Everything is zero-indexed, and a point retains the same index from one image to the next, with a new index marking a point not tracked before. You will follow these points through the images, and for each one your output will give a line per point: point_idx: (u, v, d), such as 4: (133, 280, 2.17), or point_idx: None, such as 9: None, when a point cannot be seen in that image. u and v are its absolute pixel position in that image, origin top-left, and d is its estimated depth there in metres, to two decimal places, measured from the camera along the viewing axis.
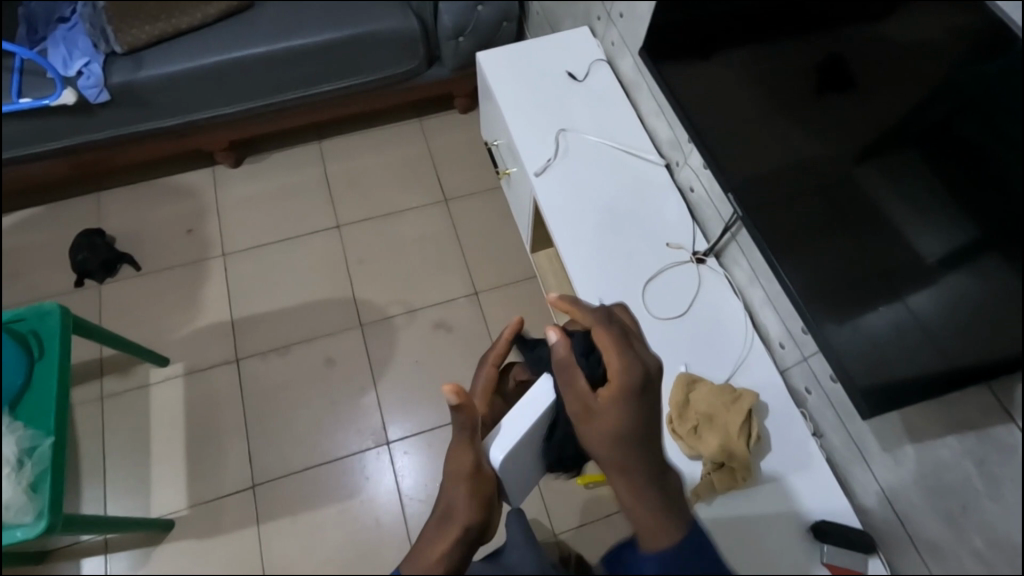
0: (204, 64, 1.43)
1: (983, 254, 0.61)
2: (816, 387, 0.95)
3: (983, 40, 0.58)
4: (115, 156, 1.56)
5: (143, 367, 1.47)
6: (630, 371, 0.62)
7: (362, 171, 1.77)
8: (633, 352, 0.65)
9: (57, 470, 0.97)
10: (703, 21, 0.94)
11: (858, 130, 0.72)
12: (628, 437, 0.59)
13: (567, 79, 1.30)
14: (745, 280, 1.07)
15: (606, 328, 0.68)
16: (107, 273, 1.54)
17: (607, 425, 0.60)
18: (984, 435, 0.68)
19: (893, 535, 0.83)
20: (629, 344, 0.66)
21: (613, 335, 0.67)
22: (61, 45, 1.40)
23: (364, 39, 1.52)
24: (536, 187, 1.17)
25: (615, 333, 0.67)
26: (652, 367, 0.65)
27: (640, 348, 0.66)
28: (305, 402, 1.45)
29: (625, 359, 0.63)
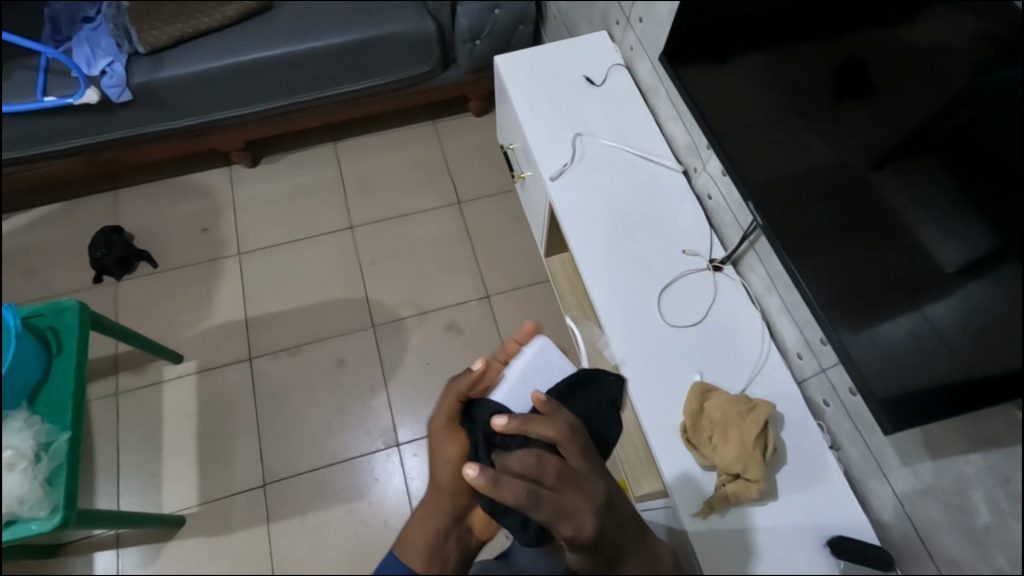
0: (223, 64, 1.45)
1: (1002, 264, 0.60)
2: (834, 399, 0.93)
3: (1008, 48, 0.57)
4: (132, 155, 1.58)
5: (157, 365, 1.48)
6: (575, 530, 0.59)
7: (376, 172, 1.78)
8: (570, 510, 0.60)
9: (73, 465, 0.98)
10: (722, 25, 0.93)
11: (878, 137, 0.70)
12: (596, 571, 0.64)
13: (584, 84, 1.29)
14: (762, 288, 1.06)
15: (532, 489, 0.59)
16: (123, 270, 1.57)
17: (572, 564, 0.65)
18: (1006, 451, 0.66)
19: (912, 551, 0.81)
20: (570, 488, 0.61)
21: (542, 508, 0.59)
22: (84, 45, 1.41)
23: (381, 41, 1.52)
24: (552, 190, 1.17)
25: (544, 495, 0.59)
26: (597, 495, 0.62)
27: (570, 496, 0.60)
28: (314, 403, 1.45)
29: (569, 525, 0.59)
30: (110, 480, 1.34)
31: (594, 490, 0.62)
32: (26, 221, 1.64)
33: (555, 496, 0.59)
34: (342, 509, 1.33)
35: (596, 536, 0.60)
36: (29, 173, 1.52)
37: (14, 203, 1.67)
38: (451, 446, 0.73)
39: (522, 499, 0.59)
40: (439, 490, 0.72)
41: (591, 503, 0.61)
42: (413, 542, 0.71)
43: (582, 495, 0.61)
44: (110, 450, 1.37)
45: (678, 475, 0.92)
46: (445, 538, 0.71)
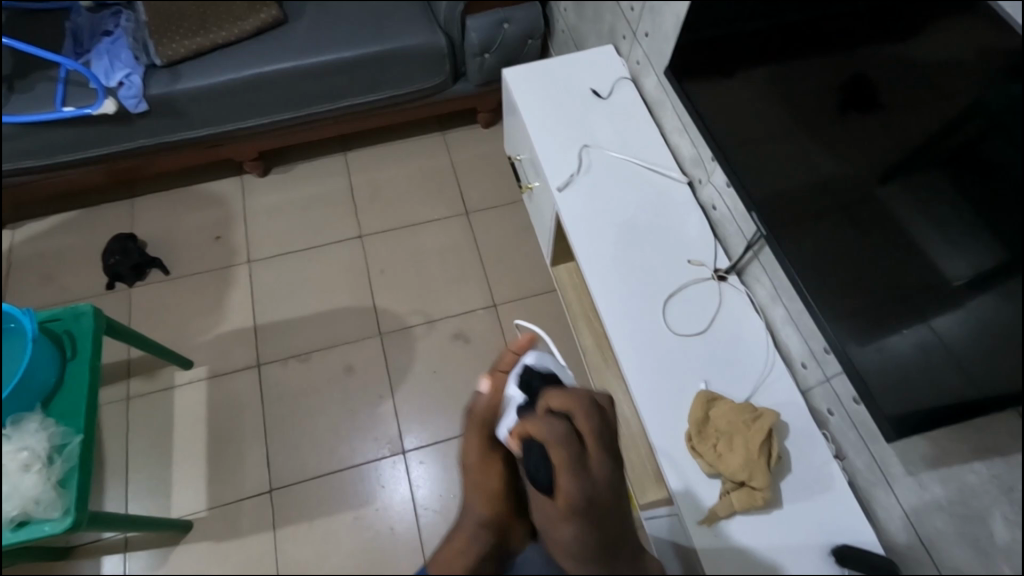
0: (238, 77, 1.48)
1: (1006, 275, 0.60)
2: (838, 409, 0.93)
3: (1014, 64, 0.58)
4: (148, 165, 1.62)
5: (167, 370, 1.50)
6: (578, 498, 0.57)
7: (386, 183, 1.81)
8: (591, 462, 0.59)
9: (85, 467, 0.99)
10: (729, 40, 0.95)
11: (883, 150, 0.72)
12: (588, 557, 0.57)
13: (590, 96, 1.32)
14: (766, 298, 1.07)
15: (563, 432, 0.60)
16: (137, 277, 1.60)
17: (562, 542, 0.58)
18: (1009, 460, 0.66)
19: (918, 562, 0.81)
20: (600, 445, 0.61)
21: (567, 447, 0.59)
22: (104, 57, 1.43)
23: (393, 55, 1.56)
24: (559, 200, 1.19)
25: (572, 438, 0.60)
26: (616, 475, 0.61)
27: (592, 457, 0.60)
28: (322, 410, 1.46)
29: (577, 478, 0.58)
30: (119, 483, 1.36)
31: (615, 463, 0.61)
32: (43, 228, 1.68)
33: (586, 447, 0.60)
34: (348, 516, 1.33)
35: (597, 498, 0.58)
36: (48, 182, 1.55)
37: (31, 210, 1.70)
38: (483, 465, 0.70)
39: (550, 437, 0.60)
40: (477, 524, 0.64)
41: (609, 471, 0.60)
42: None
43: (600, 460, 0.60)
44: (120, 453, 1.39)
45: (682, 483, 0.92)
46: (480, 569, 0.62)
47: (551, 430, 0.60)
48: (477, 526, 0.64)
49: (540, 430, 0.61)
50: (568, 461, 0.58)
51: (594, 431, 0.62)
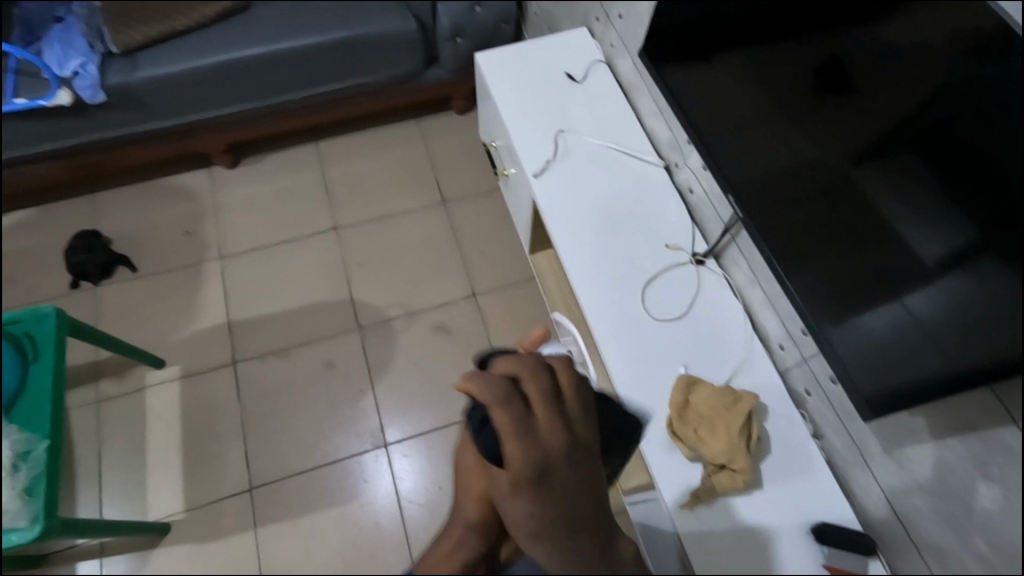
0: (201, 65, 1.43)
1: (979, 254, 0.61)
2: (816, 390, 0.94)
3: (980, 46, 0.58)
4: (110, 159, 1.55)
5: (139, 371, 1.46)
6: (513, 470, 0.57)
7: (361, 173, 1.77)
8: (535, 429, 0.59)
9: (53, 474, 0.97)
10: (702, 22, 0.94)
11: (857, 131, 0.72)
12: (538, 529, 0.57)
13: (565, 80, 1.30)
14: (745, 282, 1.07)
15: (505, 390, 0.60)
16: (103, 275, 1.54)
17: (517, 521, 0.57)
18: (983, 437, 0.68)
19: (895, 537, 0.82)
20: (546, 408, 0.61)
21: (510, 413, 0.59)
22: (56, 45, 1.38)
23: (363, 40, 1.51)
24: (536, 187, 1.17)
25: (516, 402, 0.59)
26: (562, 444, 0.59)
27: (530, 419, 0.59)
28: (302, 406, 1.44)
29: (523, 442, 0.58)
30: (93, 488, 1.32)
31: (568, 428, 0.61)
32: None
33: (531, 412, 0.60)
34: (331, 512, 1.31)
35: (544, 466, 0.58)
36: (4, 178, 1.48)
37: None
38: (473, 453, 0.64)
39: (490, 398, 0.59)
40: (466, 527, 0.62)
41: (560, 436, 0.60)
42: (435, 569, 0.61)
43: (548, 424, 0.60)
44: (93, 458, 1.35)
45: (664, 468, 0.93)
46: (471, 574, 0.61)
47: (494, 393, 0.59)
48: (467, 527, 0.62)
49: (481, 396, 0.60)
50: (510, 422, 0.59)
51: (541, 395, 0.61)
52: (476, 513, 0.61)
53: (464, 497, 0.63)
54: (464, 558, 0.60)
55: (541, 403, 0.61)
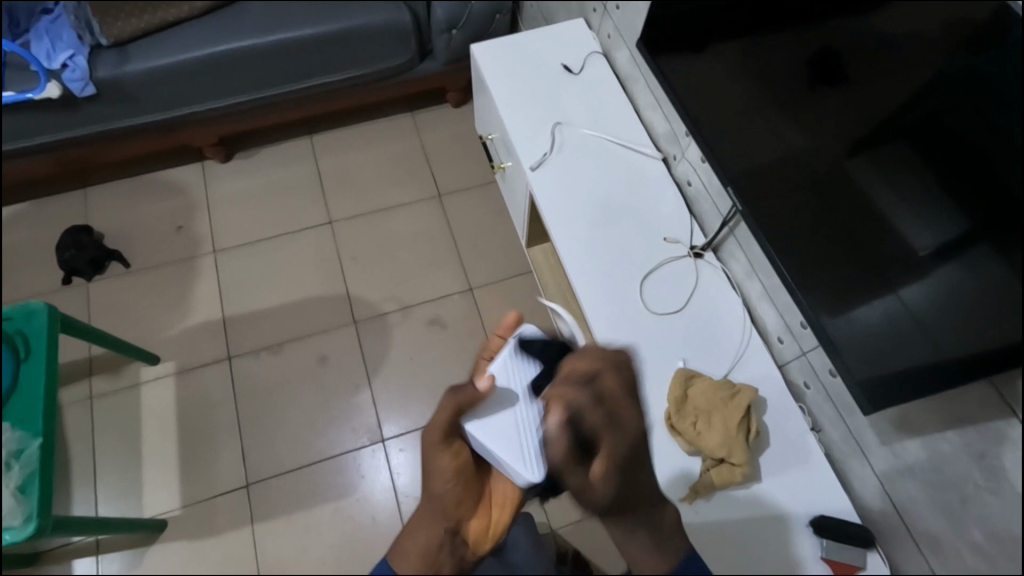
0: (191, 58, 1.41)
1: (976, 245, 0.61)
2: (814, 382, 0.94)
3: (974, 38, 0.58)
4: (102, 152, 1.54)
5: (133, 367, 1.44)
6: (604, 463, 0.64)
7: (355, 166, 1.75)
8: (621, 423, 0.66)
9: (46, 472, 0.96)
10: (698, 12, 0.93)
11: (853, 123, 0.71)
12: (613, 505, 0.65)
13: (561, 72, 1.28)
14: (743, 275, 1.07)
15: (590, 394, 0.67)
16: (95, 270, 1.52)
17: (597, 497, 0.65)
18: (981, 428, 0.68)
19: (892, 528, 0.83)
20: (627, 402, 0.67)
21: (597, 411, 0.66)
22: (45, 37, 1.36)
23: (356, 32, 1.49)
24: (532, 180, 1.16)
25: (600, 402, 0.66)
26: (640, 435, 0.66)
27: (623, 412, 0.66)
28: (298, 402, 1.43)
29: (616, 435, 0.65)
30: (88, 485, 1.31)
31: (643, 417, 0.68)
32: None
33: (616, 404, 0.66)
34: (328, 508, 1.31)
35: (631, 452, 0.65)
36: None
37: None
38: (446, 457, 0.73)
39: (579, 399, 0.67)
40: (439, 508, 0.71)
41: (639, 423, 0.67)
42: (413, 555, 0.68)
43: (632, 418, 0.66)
44: (87, 455, 1.34)
45: (662, 462, 0.92)
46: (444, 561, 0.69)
47: (580, 394, 0.67)
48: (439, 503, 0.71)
49: (577, 399, 0.67)
50: (598, 416, 0.66)
51: (624, 391, 0.67)
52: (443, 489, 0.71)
53: (436, 480, 0.72)
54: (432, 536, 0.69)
55: (626, 399, 0.68)
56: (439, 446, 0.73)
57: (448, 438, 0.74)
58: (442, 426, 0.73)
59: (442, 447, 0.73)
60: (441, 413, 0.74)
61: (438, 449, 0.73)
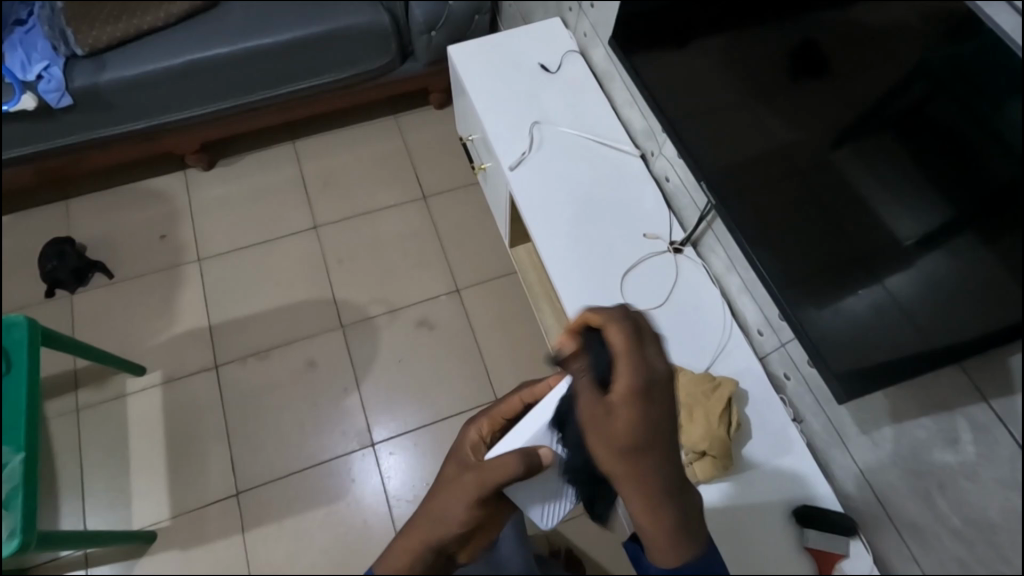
0: (168, 66, 1.40)
1: (957, 235, 0.61)
2: (794, 373, 0.96)
3: (956, 27, 0.58)
4: (82, 161, 1.52)
5: (118, 378, 1.43)
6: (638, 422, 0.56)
7: (338, 170, 1.75)
8: (642, 354, 0.59)
9: (29, 487, 0.95)
10: (674, 9, 0.93)
11: (835, 115, 0.71)
12: (640, 445, 0.56)
13: (539, 71, 1.29)
14: (721, 268, 1.08)
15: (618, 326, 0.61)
16: (77, 282, 1.50)
17: (619, 429, 0.56)
18: (956, 414, 0.68)
19: (873, 516, 0.83)
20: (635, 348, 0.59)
21: (630, 338, 0.60)
22: (18, 49, 1.33)
23: (335, 35, 1.49)
24: (512, 180, 1.16)
25: (641, 347, 0.59)
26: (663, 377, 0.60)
27: (651, 349, 0.60)
28: (285, 408, 1.42)
29: (633, 361, 0.58)
30: (75, 497, 1.30)
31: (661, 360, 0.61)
32: None
33: (639, 334, 0.60)
34: (319, 513, 1.31)
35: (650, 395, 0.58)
36: None
37: None
38: (463, 498, 0.61)
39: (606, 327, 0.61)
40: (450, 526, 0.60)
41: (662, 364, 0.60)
42: (393, 564, 0.60)
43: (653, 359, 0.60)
44: (74, 468, 1.33)
45: None
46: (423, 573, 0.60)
47: (617, 320, 0.61)
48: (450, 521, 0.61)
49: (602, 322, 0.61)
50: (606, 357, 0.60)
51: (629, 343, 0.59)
52: (460, 508, 0.61)
53: (450, 505, 0.61)
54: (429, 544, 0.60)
55: (648, 353, 0.59)
56: (468, 502, 0.61)
57: (481, 498, 0.61)
58: (483, 474, 0.61)
59: (471, 504, 0.61)
60: (497, 466, 0.61)
61: (458, 496, 0.61)
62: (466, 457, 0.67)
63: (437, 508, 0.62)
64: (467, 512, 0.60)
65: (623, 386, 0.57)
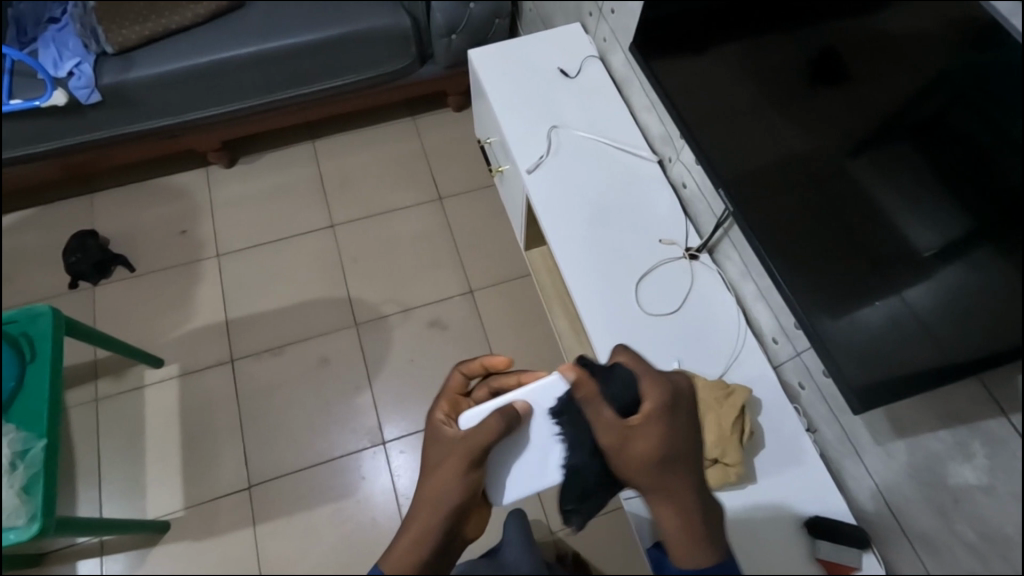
0: (193, 65, 1.43)
1: (978, 246, 0.60)
2: (809, 382, 0.95)
3: (985, 37, 0.58)
4: (106, 157, 1.56)
5: (137, 370, 1.46)
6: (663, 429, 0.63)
7: (355, 171, 1.77)
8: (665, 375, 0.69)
9: (51, 473, 0.98)
10: (695, 16, 0.93)
11: (855, 124, 0.71)
12: (670, 454, 0.62)
13: (558, 76, 1.29)
14: (737, 275, 1.08)
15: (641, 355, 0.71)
16: (100, 274, 1.53)
17: (646, 437, 0.63)
18: (971, 428, 0.68)
19: (888, 529, 0.83)
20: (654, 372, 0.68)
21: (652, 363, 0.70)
22: (51, 45, 1.37)
23: (357, 37, 1.51)
24: (529, 183, 1.17)
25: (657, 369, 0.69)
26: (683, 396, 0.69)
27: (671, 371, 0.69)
28: (298, 404, 1.44)
29: (658, 378, 0.67)
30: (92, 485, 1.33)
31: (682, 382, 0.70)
32: None
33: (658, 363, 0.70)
34: None
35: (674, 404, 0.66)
36: None
37: None
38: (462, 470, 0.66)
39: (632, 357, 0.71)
40: (448, 497, 0.64)
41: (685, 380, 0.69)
42: (405, 553, 0.60)
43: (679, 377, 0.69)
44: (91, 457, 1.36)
45: None
46: (437, 551, 0.62)
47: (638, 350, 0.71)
48: (446, 496, 0.64)
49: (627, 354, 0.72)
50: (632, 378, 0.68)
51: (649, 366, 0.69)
52: (455, 480, 0.65)
53: (445, 480, 0.65)
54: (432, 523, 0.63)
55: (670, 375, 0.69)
56: (462, 472, 0.66)
57: (473, 464, 0.67)
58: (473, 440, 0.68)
59: (466, 472, 0.66)
60: (483, 429, 0.69)
61: (457, 470, 0.66)
62: (443, 430, 0.70)
63: (429, 488, 0.65)
64: (466, 481, 0.65)
65: (651, 399, 0.65)
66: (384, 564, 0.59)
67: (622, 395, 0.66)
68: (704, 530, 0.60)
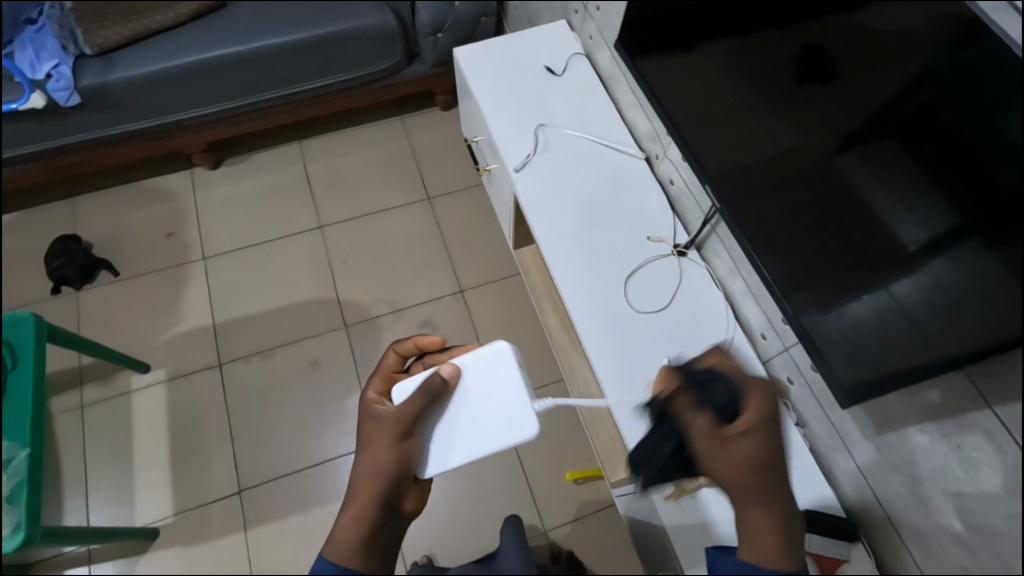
0: (175, 66, 1.41)
1: (963, 240, 0.60)
2: (798, 377, 0.95)
3: (966, 30, 0.57)
4: (89, 159, 1.53)
5: (124, 375, 1.44)
6: (759, 443, 0.62)
7: (344, 171, 1.75)
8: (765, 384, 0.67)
9: (35, 481, 0.96)
10: (681, 13, 0.93)
11: (842, 120, 0.71)
12: (763, 463, 0.62)
13: (545, 74, 1.29)
14: (725, 271, 1.08)
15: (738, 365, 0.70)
16: (84, 279, 1.51)
17: (741, 448, 0.62)
18: (958, 420, 0.68)
19: (877, 522, 0.83)
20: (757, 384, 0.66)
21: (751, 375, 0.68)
22: (28, 47, 1.35)
23: (342, 36, 1.50)
24: (517, 182, 1.17)
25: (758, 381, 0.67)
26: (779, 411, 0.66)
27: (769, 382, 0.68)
28: (289, 407, 1.43)
29: (762, 389, 0.66)
30: (79, 493, 1.31)
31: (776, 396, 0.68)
32: None
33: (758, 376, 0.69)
34: (321, 512, 1.31)
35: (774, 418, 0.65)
36: None
37: None
38: (391, 448, 0.68)
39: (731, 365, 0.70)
40: (380, 473, 0.67)
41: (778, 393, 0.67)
42: (344, 537, 0.64)
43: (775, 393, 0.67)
44: (78, 465, 1.34)
45: None
46: (378, 531, 0.65)
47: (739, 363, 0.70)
48: (377, 474, 0.67)
49: (724, 363, 0.70)
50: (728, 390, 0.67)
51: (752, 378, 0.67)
52: (388, 456, 0.67)
53: (377, 455, 0.68)
54: (368, 501, 0.66)
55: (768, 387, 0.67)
56: (391, 446, 0.68)
57: (405, 438, 0.69)
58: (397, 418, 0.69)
59: (395, 446, 0.68)
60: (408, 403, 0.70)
61: (386, 448, 0.68)
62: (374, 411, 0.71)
63: (362, 466, 0.68)
64: (396, 454, 0.68)
65: (752, 409, 0.64)
66: (327, 551, 0.64)
67: (725, 407, 0.66)
68: (787, 542, 0.59)
